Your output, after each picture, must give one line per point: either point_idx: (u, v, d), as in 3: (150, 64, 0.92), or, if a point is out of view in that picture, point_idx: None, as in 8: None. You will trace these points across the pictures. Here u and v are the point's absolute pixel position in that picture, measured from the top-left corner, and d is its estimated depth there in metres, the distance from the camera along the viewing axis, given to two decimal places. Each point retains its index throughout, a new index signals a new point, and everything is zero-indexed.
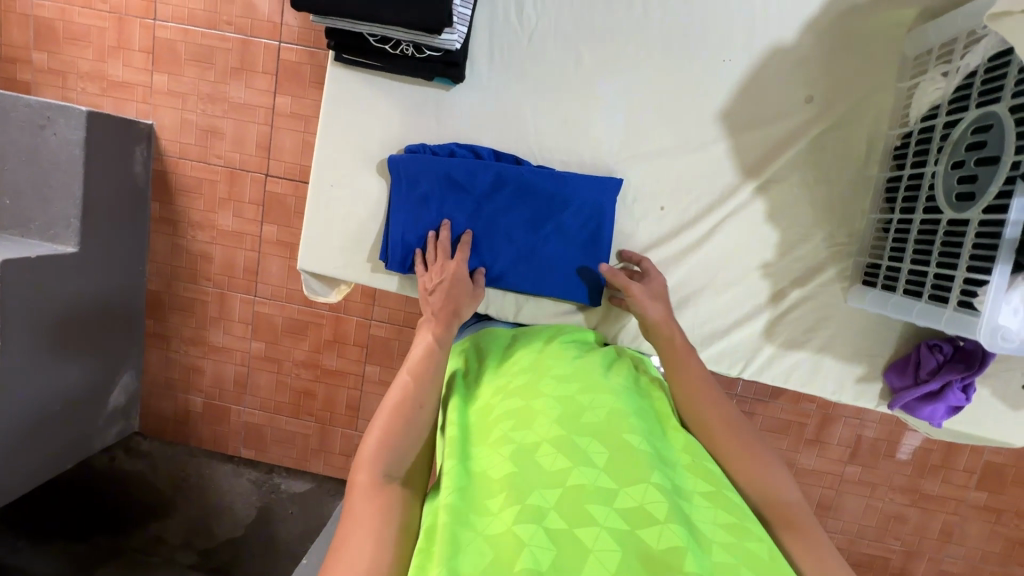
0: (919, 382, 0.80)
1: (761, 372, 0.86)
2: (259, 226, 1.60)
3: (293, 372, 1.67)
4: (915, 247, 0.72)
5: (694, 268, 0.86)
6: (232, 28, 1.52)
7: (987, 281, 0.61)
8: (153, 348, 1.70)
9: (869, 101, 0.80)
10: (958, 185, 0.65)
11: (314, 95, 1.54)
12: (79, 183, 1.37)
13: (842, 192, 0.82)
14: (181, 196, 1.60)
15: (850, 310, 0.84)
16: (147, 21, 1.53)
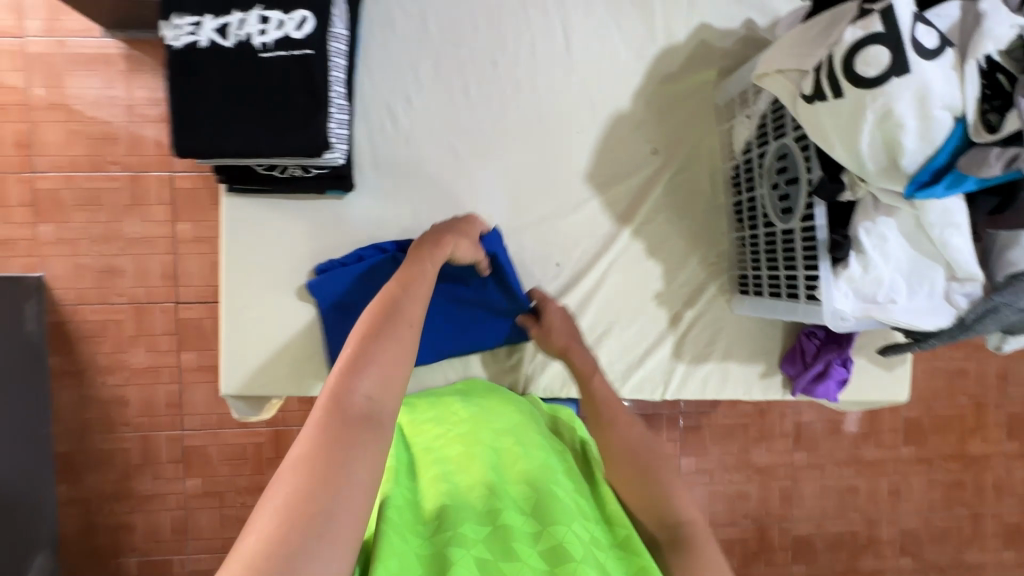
0: (807, 367, 0.91)
1: (681, 392, 0.94)
2: (177, 356, 1.54)
3: (237, 501, 1.56)
4: (765, 259, 0.84)
5: (599, 312, 0.94)
6: (119, 167, 1.51)
7: (820, 275, 0.72)
8: (73, 516, 1.53)
9: (701, 144, 0.95)
10: (780, 202, 0.78)
11: (216, 215, 1.54)
12: None
13: (701, 222, 0.95)
14: (84, 343, 1.51)
15: (737, 318, 0.95)
16: (25, 176, 1.49)
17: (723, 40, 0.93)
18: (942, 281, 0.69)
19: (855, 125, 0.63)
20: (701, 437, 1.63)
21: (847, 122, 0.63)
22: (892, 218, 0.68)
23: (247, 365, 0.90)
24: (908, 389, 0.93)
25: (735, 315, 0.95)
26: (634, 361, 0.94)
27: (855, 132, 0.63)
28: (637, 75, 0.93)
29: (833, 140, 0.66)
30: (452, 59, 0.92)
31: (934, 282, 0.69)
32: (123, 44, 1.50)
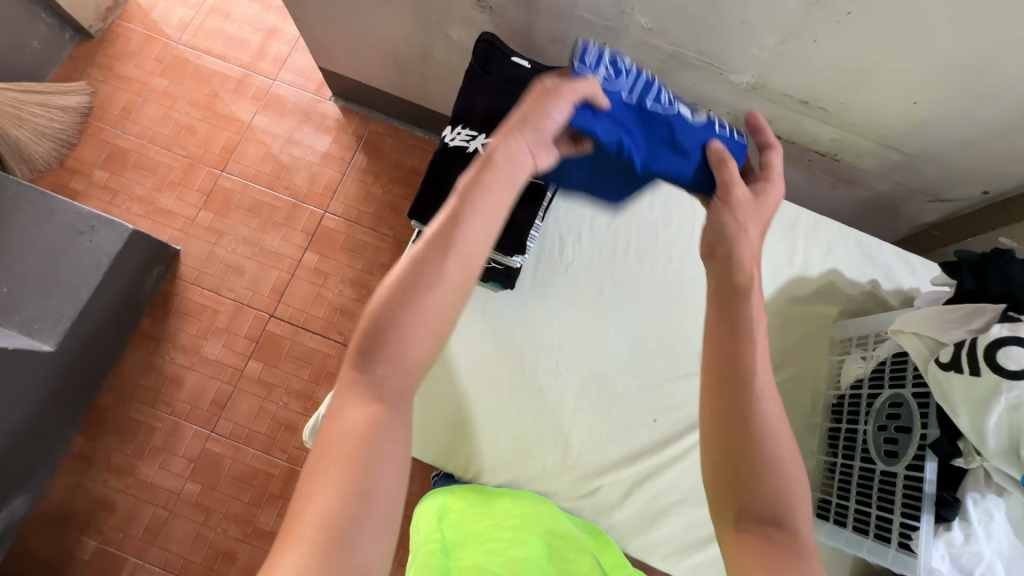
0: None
1: None
2: (246, 362, 1.62)
3: (221, 526, 1.50)
4: (858, 493, 0.87)
5: None
6: (287, 191, 1.77)
7: (919, 528, 0.75)
8: (67, 470, 1.51)
9: (806, 364, 1.04)
10: (884, 443, 0.83)
11: (341, 257, 1.73)
12: (90, 289, 1.40)
13: (792, 435, 1.00)
14: (178, 317, 1.64)
15: (810, 540, 0.94)
16: (215, 170, 1.77)
17: (850, 285, 1.07)
18: None
19: (985, 401, 0.70)
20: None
21: (978, 397, 0.71)
22: (1002, 500, 0.72)
23: (363, 403, 0.98)
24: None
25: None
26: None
27: (983, 408, 0.70)
28: (768, 288, 1.07)
29: (959, 408, 0.73)
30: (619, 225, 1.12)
31: None
32: (339, 110, 1.86)
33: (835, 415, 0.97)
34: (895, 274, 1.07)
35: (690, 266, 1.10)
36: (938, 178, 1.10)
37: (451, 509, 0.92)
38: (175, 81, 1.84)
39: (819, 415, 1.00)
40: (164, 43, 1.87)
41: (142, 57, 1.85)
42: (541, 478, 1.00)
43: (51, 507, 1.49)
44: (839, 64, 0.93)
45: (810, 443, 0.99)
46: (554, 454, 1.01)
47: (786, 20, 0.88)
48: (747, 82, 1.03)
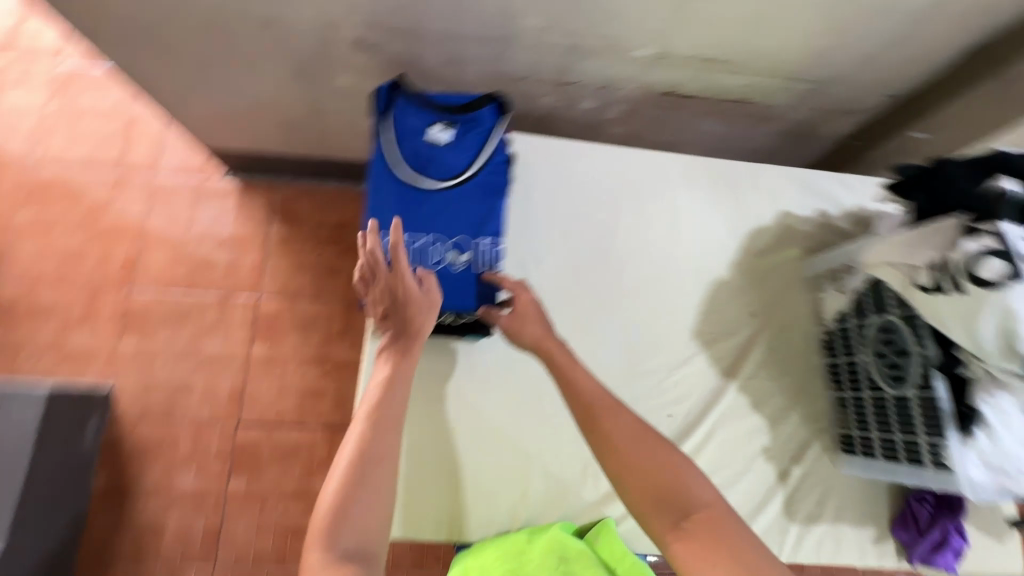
0: (922, 535, 0.94)
1: (798, 551, 0.95)
2: (227, 484, 1.48)
3: None
4: (878, 422, 0.91)
5: (716, 460, 0.97)
6: (211, 287, 1.62)
7: (949, 442, 0.79)
8: None
9: (793, 308, 1.07)
10: (889, 370, 0.87)
11: (291, 338, 1.61)
12: (25, 471, 1.24)
13: (799, 380, 1.03)
14: (134, 460, 1.48)
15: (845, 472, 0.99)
16: (124, 290, 1.60)
17: (806, 223, 1.10)
18: None
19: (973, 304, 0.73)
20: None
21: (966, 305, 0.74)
22: (1009, 393, 0.77)
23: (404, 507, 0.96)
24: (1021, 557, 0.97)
25: (843, 473, 0.99)
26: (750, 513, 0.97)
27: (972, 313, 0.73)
28: (733, 248, 1.09)
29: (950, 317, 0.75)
30: (584, 232, 1.07)
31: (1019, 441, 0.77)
32: (239, 183, 1.71)
33: (830, 352, 1.02)
34: (839, 200, 1.12)
35: (660, 250, 1.08)
36: (845, 95, 1.14)
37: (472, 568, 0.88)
38: (44, 206, 1.64)
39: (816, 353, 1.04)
40: (19, 168, 1.66)
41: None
42: (588, 508, 1.00)
43: None
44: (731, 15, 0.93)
45: (816, 383, 1.03)
46: (588, 482, 1.01)
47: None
48: (652, 54, 1.02)
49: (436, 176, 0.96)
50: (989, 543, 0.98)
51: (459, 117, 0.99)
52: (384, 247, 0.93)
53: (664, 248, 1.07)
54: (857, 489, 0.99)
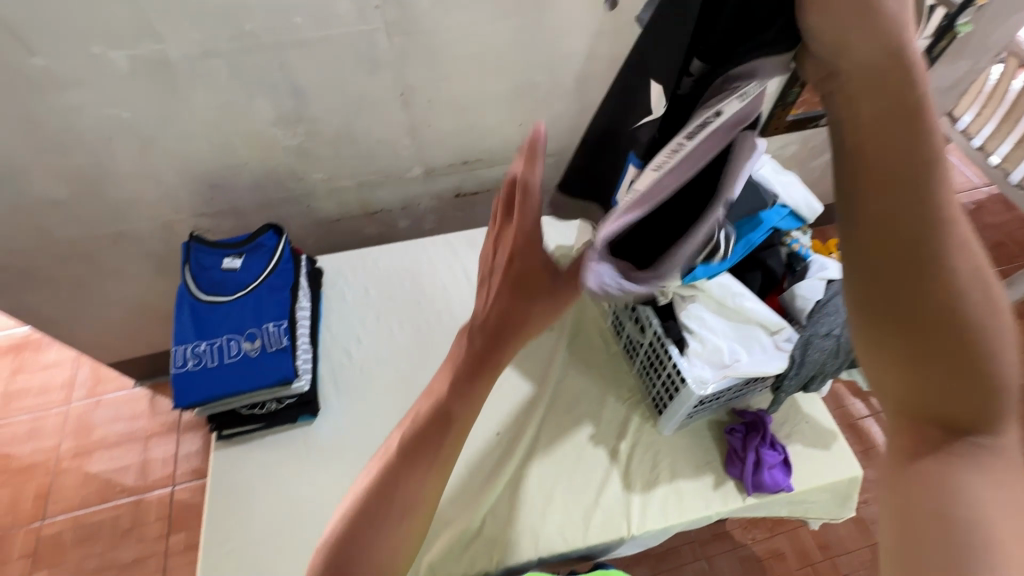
0: (744, 462, 0.90)
1: (645, 523, 0.88)
2: (165, 563, 1.48)
3: None
4: (658, 375, 0.94)
5: (532, 447, 0.96)
6: (104, 420, 1.71)
7: (675, 360, 0.83)
8: None
9: (582, 307, 1.13)
10: (637, 325, 0.94)
11: (186, 444, 1.66)
12: None
13: (604, 364, 1.05)
14: None
15: (669, 438, 0.97)
16: (63, 408, 1.73)
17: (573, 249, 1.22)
18: (764, 336, 0.81)
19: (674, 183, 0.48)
20: None
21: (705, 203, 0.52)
22: (699, 302, 0.83)
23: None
24: (856, 462, 0.93)
25: (666, 436, 0.97)
26: (595, 503, 0.90)
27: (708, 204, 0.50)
28: None
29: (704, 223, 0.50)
30: (381, 276, 1.18)
31: (754, 337, 0.81)
32: None
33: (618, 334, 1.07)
34: None
35: (462, 277, 1.18)
36: None
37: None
38: None
39: (612, 338, 1.09)
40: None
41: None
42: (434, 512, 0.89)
43: None
44: (465, 49, 1.08)
45: (619, 364, 1.06)
46: None
47: (399, 39, 1.02)
48: (422, 100, 1.15)
49: (220, 252, 0.97)
50: (821, 459, 0.94)
51: (245, 247, 0.98)
52: (183, 364, 0.87)
53: (464, 276, 1.18)
54: (689, 445, 0.96)
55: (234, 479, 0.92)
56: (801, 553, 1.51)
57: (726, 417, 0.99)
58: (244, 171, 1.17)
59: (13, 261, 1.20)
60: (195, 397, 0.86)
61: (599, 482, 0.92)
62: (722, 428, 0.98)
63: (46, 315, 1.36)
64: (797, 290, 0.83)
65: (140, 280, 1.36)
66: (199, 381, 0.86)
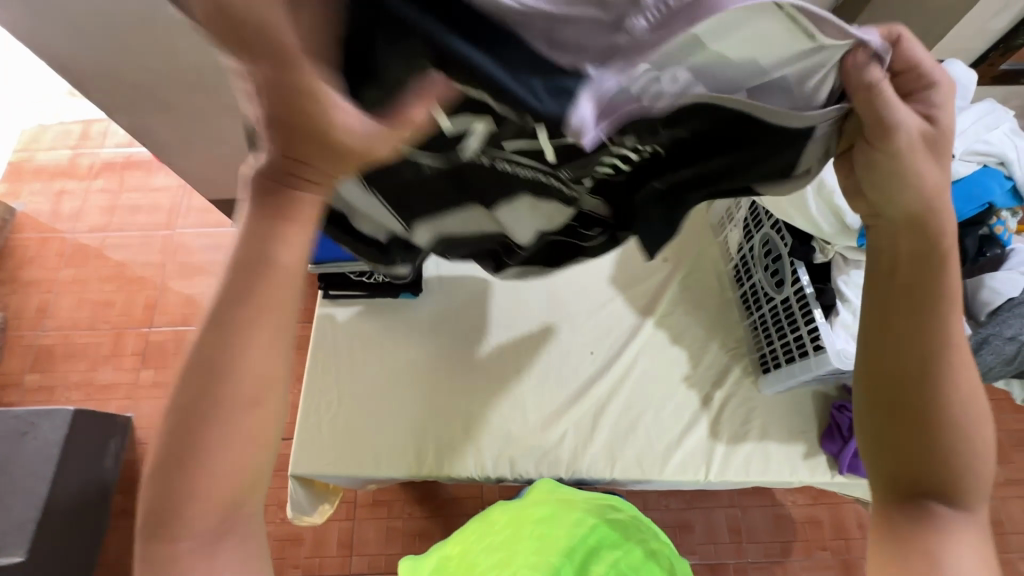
0: (846, 441, 0.86)
1: (723, 474, 0.87)
2: None
3: None
4: (777, 335, 0.87)
5: (625, 379, 0.94)
6: (202, 252, 1.83)
7: (816, 325, 0.74)
8: None
9: (702, 245, 1.04)
10: (772, 277, 0.85)
11: None
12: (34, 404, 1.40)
13: (714, 310, 0.99)
14: (134, 396, 1.64)
15: (767, 398, 0.92)
16: (169, 233, 1.85)
17: None
18: None
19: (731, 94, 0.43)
20: (767, 559, 1.48)
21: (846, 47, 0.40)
22: (863, 270, 0.73)
23: (316, 445, 0.89)
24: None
25: (765, 397, 0.92)
26: (678, 443, 0.90)
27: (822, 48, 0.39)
28: None
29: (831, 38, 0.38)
30: None
31: None
32: None
33: (739, 281, 0.99)
34: None
35: None
36: None
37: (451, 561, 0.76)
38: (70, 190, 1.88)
39: (729, 286, 1.01)
40: (92, 152, 1.97)
41: (74, 168, 1.94)
42: (519, 416, 0.92)
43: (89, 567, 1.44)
44: None
45: (729, 313, 0.99)
46: (512, 392, 0.93)
47: None
48: None
49: None
50: None
51: None
52: None
53: None
54: (789, 410, 0.91)
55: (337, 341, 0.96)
56: (835, 525, 1.51)
57: (834, 391, 0.92)
58: None
59: (141, 81, 1.20)
60: None
61: (686, 423, 0.91)
62: (828, 402, 0.92)
63: (165, 142, 1.40)
64: (986, 282, 0.72)
65: None
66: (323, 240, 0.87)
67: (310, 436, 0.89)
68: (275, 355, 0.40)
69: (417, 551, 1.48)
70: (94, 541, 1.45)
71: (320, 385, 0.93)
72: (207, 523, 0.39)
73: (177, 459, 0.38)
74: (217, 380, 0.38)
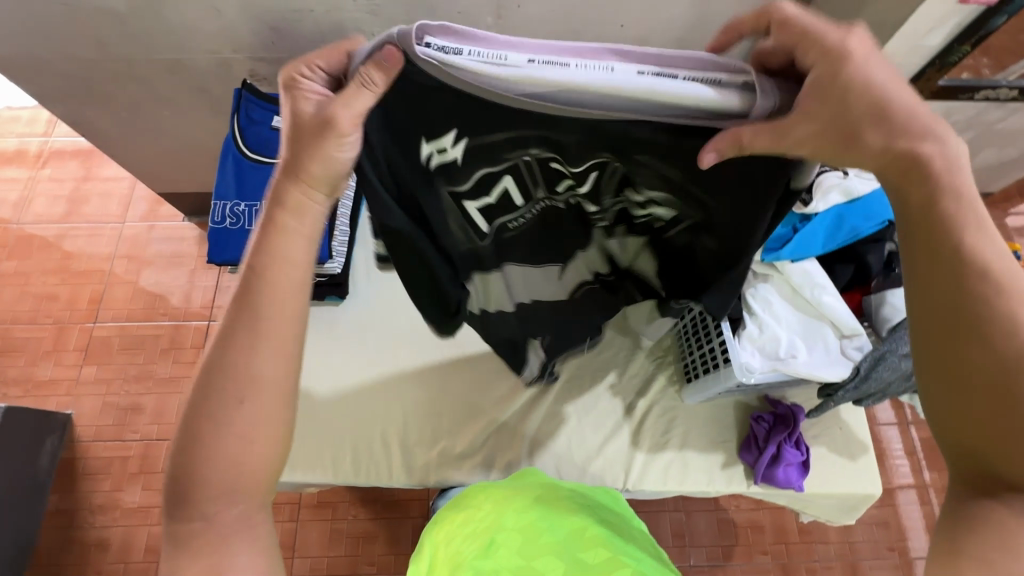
0: (761, 451, 0.86)
1: (641, 483, 0.88)
2: None
3: None
4: (698, 344, 0.88)
5: (550, 387, 0.93)
6: (152, 245, 1.78)
7: (724, 338, 0.74)
8: None
9: None
10: None
11: (223, 284, 1.74)
12: None
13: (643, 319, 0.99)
14: (75, 392, 1.60)
15: (690, 407, 0.93)
16: (119, 226, 1.80)
17: None
18: (832, 337, 0.73)
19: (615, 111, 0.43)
20: (708, 562, 1.50)
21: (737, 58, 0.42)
22: (769, 283, 0.74)
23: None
24: (880, 483, 0.87)
25: (687, 405, 0.93)
26: (599, 450, 0.89)
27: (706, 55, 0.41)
28: None
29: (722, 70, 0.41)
30: None
31: (822, 336, 0.73)
32: None
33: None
34: None
35: None
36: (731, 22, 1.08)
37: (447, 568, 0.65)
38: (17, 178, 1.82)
39: None
40: (44, 140, 1.91)
41: (22, 157, 1.88)
42: (442, 422, 0.91)
43: (19, 568, 1.40)
44: None
45: None
46: (435, 398, 0.92)
47: None
48: None
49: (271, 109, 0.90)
50: (843, 469, 0.88)
51: None
52: (221, 220, 0.85)
53: None
54: (711, 418, 0.92)
55: None
56: (777, 528, 1.53)
57: (756, 400, 0.93)
58: (308, 18, 1.05)
59: (74, 70, 1.16)
60: (230, 256, 0.85)
61: (608, 431, 0.91)
62: (749, 411, 0.92)
63: (104, 132, 1.36)
64: (887, 297, 0.73)
65: (193, 115, 1.32)
66: (238, 240, 0.85)
67: None
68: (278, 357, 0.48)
69: (360, 553, 1.46)
70: (26, 540, 1.41)
71: None
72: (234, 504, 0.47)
73: (185, 451, 0.46)
74: (227, 380, 0.47)
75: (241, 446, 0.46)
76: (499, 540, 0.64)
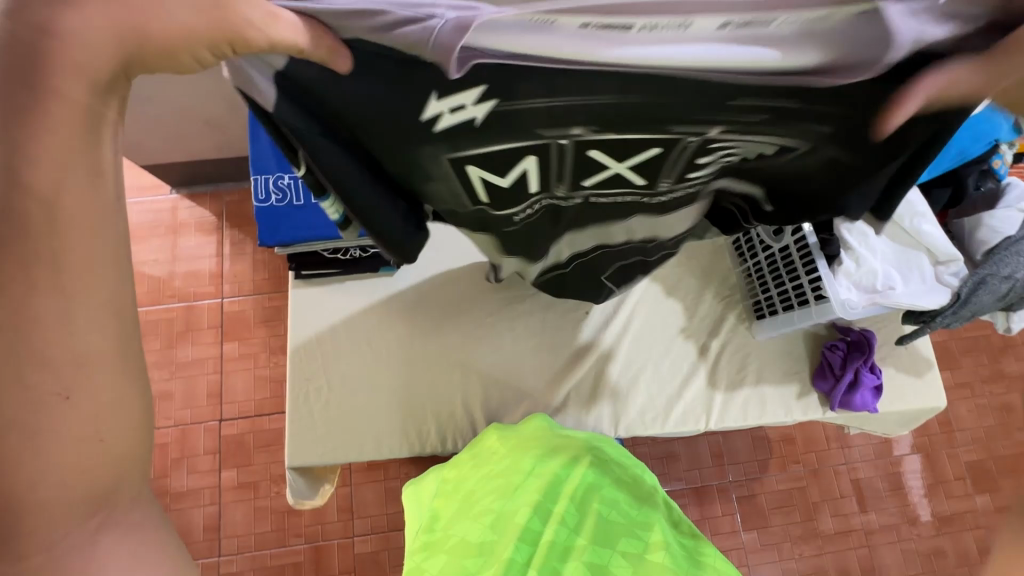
0: (838, 379, 0.88)
1: (722, 421, 0.89)
2: (219, 366, 1.52)
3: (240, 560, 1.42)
4: (773, 280, 0.86)
5: (622, 340, 0.92)
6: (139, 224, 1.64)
7: (819, 274, 0.73)
8: None
9: None
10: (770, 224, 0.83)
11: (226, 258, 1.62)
12: None
13: (704, 259, 0.97)
14: None
15: (761, 343, 0.93)
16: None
17: None
18: (928, 265, 0.72)
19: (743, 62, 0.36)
20: (745, 477, 1.59)
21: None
22: None
23: (310, 435, 0.85)
24: (946, 394, 0.91)
25: (759, 341, 0.93)
26: (677, 395, 0.90)
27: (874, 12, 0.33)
28: None
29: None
30: None
31: (920, 265, 0.71)
32: None
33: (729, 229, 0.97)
34: None
35: None
36: None
37: (449, 481, 0.71)
38: None
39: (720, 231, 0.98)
40: None
41: None
42: (518, 384, 0.90)
43: None
44: None
45: (720, 259, 0.97)
46: (507, 361, 0.91)
47: None
48: None
49: None
50: (912, 387, 0.91)
51: None
52: (265, 198, 0.79)
53: None
54: (782, 351, 0.93)
55: (317, 326, 0.90)
56: (805, 439, 1.62)
57: (826, 330, 0.94)
58: None
59: None
60: (283, 236, 0.79)
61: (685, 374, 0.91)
62: (819, 340, 0.93)
63: None
64: (987, 219, 0.74)
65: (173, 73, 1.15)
66: (290, 218, 0.79)
67: (302, 428, 0.85)
68: (100, 331, 0.35)
69: None
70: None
71: (306, 375, 0.87)
72: (73, 520, 0.34)
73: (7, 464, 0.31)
74: (30, 378, 0.32)
75: (60, 487, 0.33)
76: (509, 489, 0.65)
